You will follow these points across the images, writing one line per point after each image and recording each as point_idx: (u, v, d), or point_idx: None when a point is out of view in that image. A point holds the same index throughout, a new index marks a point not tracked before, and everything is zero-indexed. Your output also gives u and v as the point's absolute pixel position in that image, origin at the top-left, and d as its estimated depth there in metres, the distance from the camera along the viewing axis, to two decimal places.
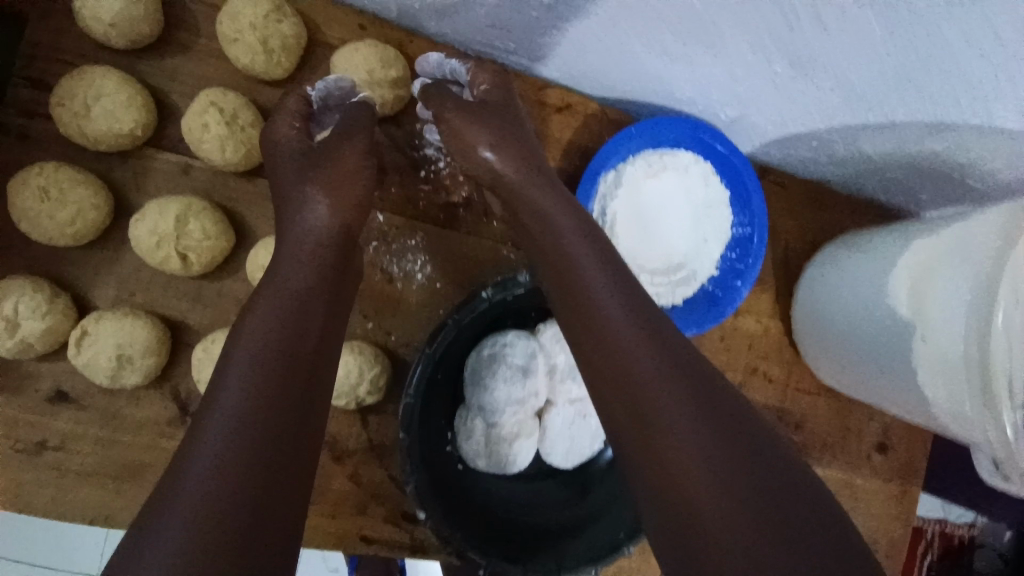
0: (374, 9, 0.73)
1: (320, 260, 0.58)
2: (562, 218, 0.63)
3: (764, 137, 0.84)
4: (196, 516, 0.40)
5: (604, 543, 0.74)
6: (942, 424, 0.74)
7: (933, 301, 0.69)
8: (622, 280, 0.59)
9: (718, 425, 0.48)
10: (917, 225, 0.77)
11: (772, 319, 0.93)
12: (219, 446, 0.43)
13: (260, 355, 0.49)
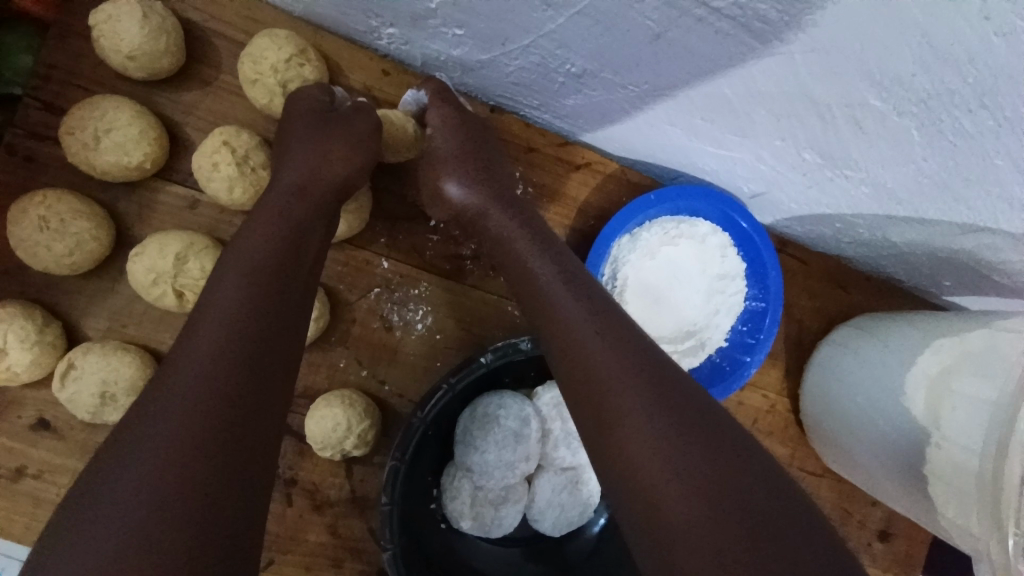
0: (399, 57, 0.72)
1: (298, 224, 0.55)
2: (533, 250, 0.63)
3: (788, 214, 0.82)
4: (147, 482, 0.37)
5: None
6: (947, 531, 0.71)
7: (949, 409, 0.66)
8: (589, 293, 0.58)
9: (701, 428, 0.46)
10: (936, 318, 0.74)
11: (780, 395, 0.90)
12: (174, 406, 0.40)
13: (223, 312, 0.46)
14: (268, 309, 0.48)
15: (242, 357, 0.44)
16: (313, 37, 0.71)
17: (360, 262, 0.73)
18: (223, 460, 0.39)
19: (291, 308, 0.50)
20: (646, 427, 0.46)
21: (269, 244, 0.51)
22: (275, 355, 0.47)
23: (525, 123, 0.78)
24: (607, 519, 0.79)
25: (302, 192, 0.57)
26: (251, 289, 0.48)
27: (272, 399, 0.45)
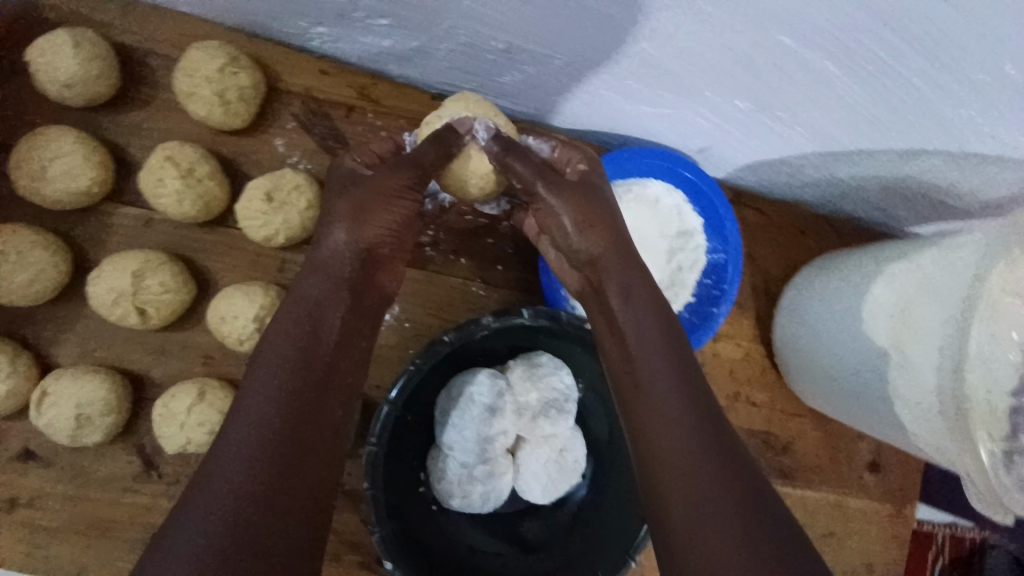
0: (335, 55, 0.73)
1: (333, 284, 0.60)
2: (612, 285, 0.62)
3: (737, 164, 0.83)
4: (222, 487, 0.46)
5: None
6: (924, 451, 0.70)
7: (907, 332, 0.66)
8: (654, 313, 0.60)
9: (717, 445, 0.51)
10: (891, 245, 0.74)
11: (753, 343, 0.91)
12: (235, 455, 0.48)
13: (274, 371, 0.53)
14: (307, 372, 0.54)
15: (285, 417, 0.51)
16: (247, 45, 0.71)
17: None
18: (281, 477, 0.48)
19: (329, 370, 0.56)
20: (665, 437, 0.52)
21: (321, 298, 0.59)
22: (320, 414, 0.53)
23: None
24: (594, 481, 0.81)
25: (351, 241, 0.62)
26: (294, 354, 0.55)
27: (318, 452, 0.52)
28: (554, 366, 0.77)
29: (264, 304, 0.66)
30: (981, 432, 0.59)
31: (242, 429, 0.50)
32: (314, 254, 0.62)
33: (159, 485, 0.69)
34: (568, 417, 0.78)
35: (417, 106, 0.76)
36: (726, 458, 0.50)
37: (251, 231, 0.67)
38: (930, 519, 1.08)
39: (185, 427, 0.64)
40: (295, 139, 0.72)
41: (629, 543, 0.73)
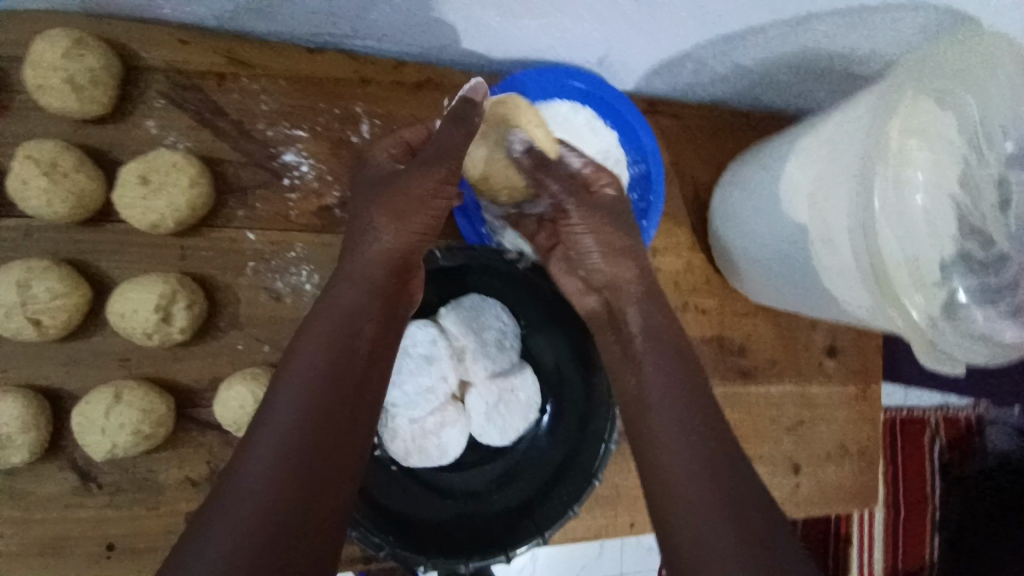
0: (194, 23, 0.69)
1: (367, 295, 0.61)
2: (631, 300, 0.66)
3: (642, 71, 0.80)
4: (252, 498, 0.47)
5: (555, 511, 0.70)
6: (857, 318, 0.68)
7: (825, 200, 0.63)
8: (662, 315, 0.66)
9: (720, 460, 0.56)
10: (812, 119, 0.70)
11: (692, 251, 0.90)
12: (263, 469, 0.49)
13: (303, 385, 0.54)
14: (338, 387, 0.55)
15: (315, 430, 0.52)
16: (96, 28, 0.67)
17: (225, 242, 0.71)
18: (308, 492, 0.49)
19: (355, 385, 0.57)
20: (676, 459, 0.56)
21: (348, 310, 0.59)
22: (347, 428, 0.55)
23: (352, 54, 0.74)
24: (554, 414, 0.79)
25: (377, 258, 0.62)
26: (324, 365, 0.55)
27: (338, 466, 0.53)
28: (489, 306, 0.76)
29: (163, 294, 0.64)
30: (915, 292, 0.55)
31: (268, 442, 0.50)
32: (347, 260, 0.62)
33: (102, 496, 0.69)
34: (509, 354, 0.77)
35: (292, 61, 0.72)
36: (728, 467, 0.55)
37: (135, 220, 0.65)
38: (923, 407, 1.27)
39: (107, 431, 0.64)
40: (167, 117, 0.70)
41: (591, 464, 0.71)
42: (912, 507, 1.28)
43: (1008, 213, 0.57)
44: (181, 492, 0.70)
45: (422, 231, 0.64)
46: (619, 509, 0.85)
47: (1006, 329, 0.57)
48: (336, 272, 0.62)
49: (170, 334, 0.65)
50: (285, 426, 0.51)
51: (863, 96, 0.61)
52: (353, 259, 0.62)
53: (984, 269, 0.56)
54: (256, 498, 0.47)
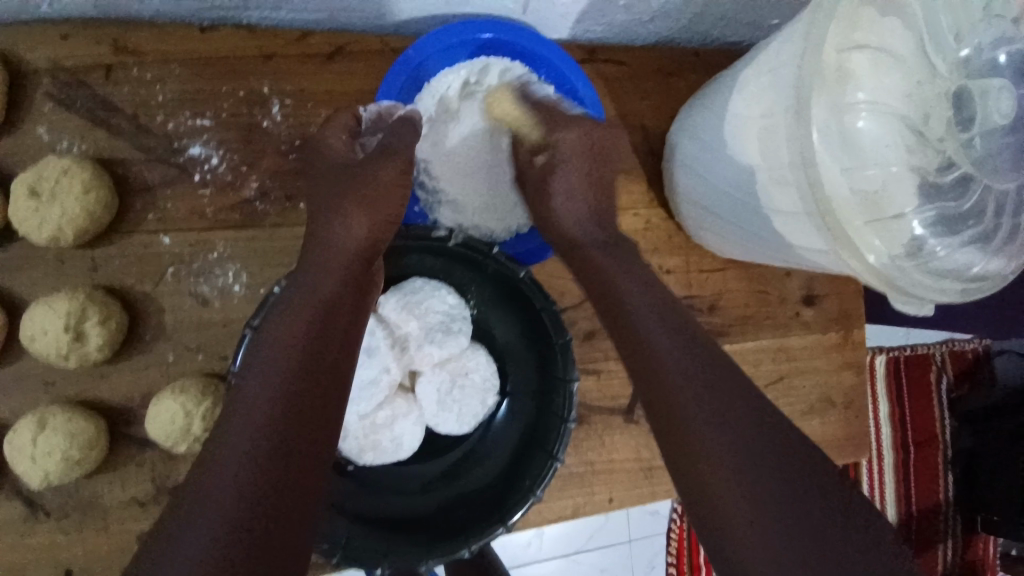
0: (72, 13, 0.64)
1: (338, 285, 0.57)
2: (633, 294, 0.60)
3: (573, 16, 0.73)
4: (228, 484, 0.43)
5: (516, 497, 0.66)
6: (810, 262, 0.64)
7: (765, 138, 0.58)
8: (657, 302, 0.60)
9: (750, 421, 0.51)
10: (755, 47, 0.64)
11: (651, 208, 0.83)
12: (235, 456, 0.45)
13: (275, 373, 0.50)
14: (313, 372, 0.51)
15: (288, 408, 0.48)
16: None
17: (139, 248, 0.67)
18: (284, 477, 0.45)
19: (333, 370, 0.53)
20: (729, 466, 0.48)
21: (319, 297, 0.56)
22: (325, 411, 0.51)
23: (250, 29, 0.68)
24: (514, 397, 0.75)
25: (343, 250, 0.60)
26: (297, 354, 0.52)
27: (314, 450, 0.48)
28: (431, 289, 0.71)
29: (70, 312, 0.61)
30: (869, 231, 0.50)
31: (242, 427, 0.46)
32: (316, 249, 0.59)
33: (51, 521, 0.66)
34: (458, 337, 0.71)
35: (184, 43, 0.66)
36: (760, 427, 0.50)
37: (33, 236, 0.62)
38: (926, 344, 1.23)
39: (36, 459, 0.62)
40: (57, 121, 0.65)
41: (551, 445, 0.66)
42: (922, 448, 1.23)
43: (971, 129, 0.50)
44: (127, 513, 0.66)
45: (395, 213, 0.63)
46: (594, 485, 0.81)
47: (975, 261, 0.53)
48: (302, 262, 0.59)
49: (86, 353, 0.62)
50: (256, 408, 0.48)
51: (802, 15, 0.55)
52: (325, 246, 0.60)
53: (946, 198, 0.51)
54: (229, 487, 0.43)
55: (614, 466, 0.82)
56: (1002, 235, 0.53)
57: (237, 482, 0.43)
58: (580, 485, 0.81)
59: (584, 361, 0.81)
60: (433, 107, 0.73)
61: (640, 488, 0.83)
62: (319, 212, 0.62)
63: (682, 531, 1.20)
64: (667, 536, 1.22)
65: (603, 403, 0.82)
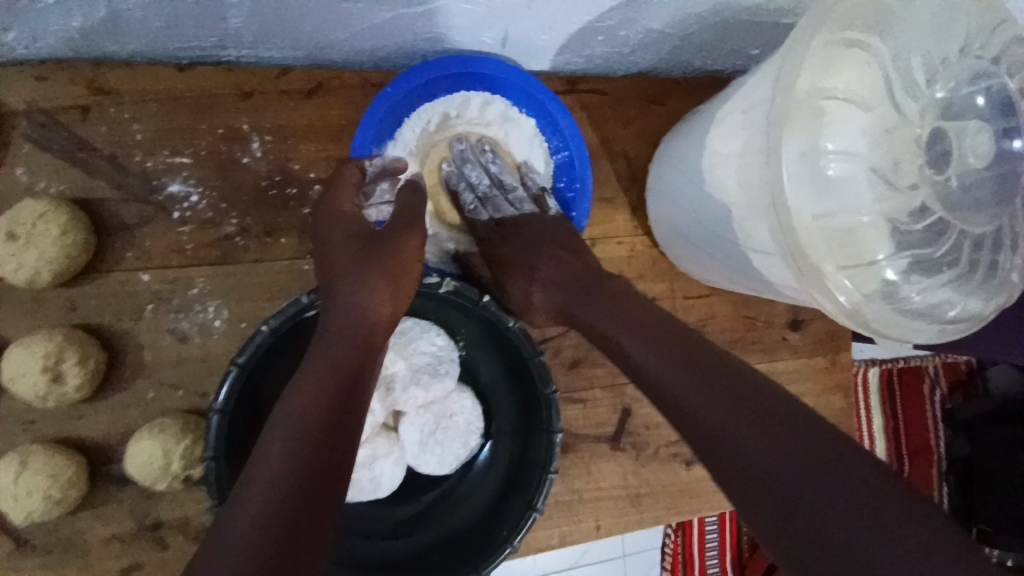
0: (50, 56, 0.65)
1: (355, 347, 0.57)
2: (623, 331, 0.60)
3: (552, 49, 0.73)
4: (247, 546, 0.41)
5: (489, 544, 0.66)
6: (786, 295, 0.64)
7: (740, 176, 0.57)
8: (657, 336, 0.59)
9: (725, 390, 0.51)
10: (733, 84, 0.64)
11: (635, 235, 0.81)
12: (254, 518, 0.43)
13: (292, 435, 0.49)
14: (332, 435, 0.50)
15: (308, 473, 0.47)
16: None
17: (118, 286, 0.67)
18: (301, 541, 0.43)
19: (352, 437, 0.52)
20: (714, 428, 0.49)
21: (333, 361, 0.55)
22: (339, 476, 0.49)
23: (227, 66, 0.68)
24: (497, 439, 0.75)
25: (349, 310, 0.59)
26: (314, 416, 0.50)
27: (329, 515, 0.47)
28: (420, 330, 0.72)
29: (47, 353, 0.61)
30: (843, 274, 0.50)
31: (260, 487, 0.45)
32: (333, 312, 0.59)
33: (34, 560, 0.66)
34: (444, 380, 0.72)
35: (162, 82, 0.67)
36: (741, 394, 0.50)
37: (9, 277, 0.62)
38: (919, 356, 1.22)
39: (17, 499, 0.61)
40: (34, 161, 0.66)
41: (531, 495, 0.66)
42: (917, 460, 1.22)
43: (945, 169, 0.50)
44: (109, 551, 0.66)
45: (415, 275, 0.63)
46: (581, 514, 0.81)
47: (951, 304, 0.52)
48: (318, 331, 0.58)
49: (64, 393, 0.62)
50: (275, 475, 0.46)
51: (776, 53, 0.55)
52: (343, 309, 0.59)
53: (921, 240, 0.51)
54: (246, 549, 0.41)
55: (601, 493, 0.82)
56: (982, 273, 0.52)
57: (254, 545, 0.42)
58: (567, 513, 0.81)
59: (569, 390, 0.81)
60: (414, 141, 0.73)
61: (627, 516, 0.82)
62: (337, 271, 0.61)
63: (675, 545, 1.17)
64: (662, 551, 1.18)
65: (589, 432, 0.82)
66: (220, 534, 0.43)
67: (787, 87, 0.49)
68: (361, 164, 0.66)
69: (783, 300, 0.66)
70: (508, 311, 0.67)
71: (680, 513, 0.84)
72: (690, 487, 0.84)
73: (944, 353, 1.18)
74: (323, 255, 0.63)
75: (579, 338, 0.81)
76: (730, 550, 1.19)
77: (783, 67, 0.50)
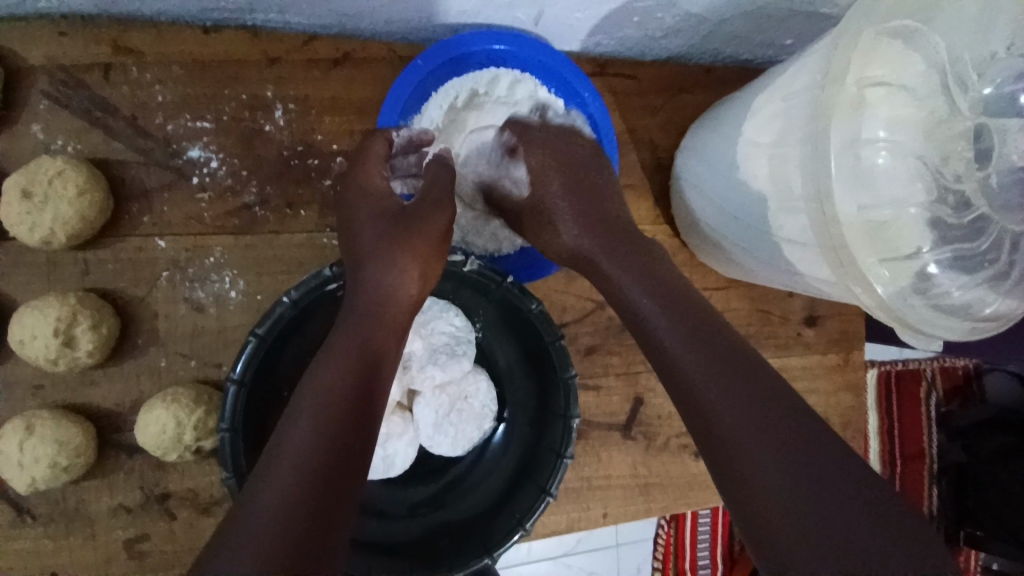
0: (71, 10, 0.62)
1: (379, 324, 0.57)
2: (648, 300, 0.58)
3: (585, 30, 0.71)
4: (274, 522, 0.41)
5: (500, 527, 0.65)
6: (813, 288, 0.64)
7: (775, 167, 0.57)
8: (687, 314, 0.55)
9: (740, 377, 0.49)
10: (772, 72, 0.63)
11: (657, 224, 0.80)
12: (281, 494, 0.43)
13: (318, 412, 0.48)
14: (357, 412, 0.50)
15: (333, 449, 0.47)
16: None
17: (134, 252, 0.66)
18: (326, 517, 0.43)
19: (376, 415, 0.52)
20: (728, 412, 0.48)
21: (357, 340, 0.54)
22: (363, 453, 0.49)
23: (253, 32, 0.66)
24: (511, 422, 0.74)
25: (374, 292, 0.58)
26: (341, 392, 0.50)
27: (354, 491, 0.46)
28: (439, 310, 0.71)
29: (61, 316, 0.60)
30: (882, 267, 0.49)
31: (286, 462, 0.45)
32: (357, 290, 0.58)
33: (37, 528, 0.64)
34: (462, 361, 0.71)
35: (185, 44, 0.65)
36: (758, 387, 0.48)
37: (23, 237, 0.61)
38: (917, 359, 1.23)
39: (24, 464, 0.60)
40: (51, 119, 0.64)
41: (544, 479, 0.65)
42: (910, 461, 1.22)
43: (988, 166, 0.49)
44: (116, 521, 0.65)
45: (437, 247, 0.62)
46: (590, 501, 0.81)
47: (986, 302, 0.52)
48: (344, 307, 0.58)
49: (77, 358, 0.61)
50: (301, 452, 0.46)
51: (823, 41, 0.54)
52: (369, 286, 0.58)
53: (960, 237, 0.50)
54: (272, 524, 0.41)
55: (610, 482, 0.81)
56: (1016, 273, 0.52)
57: (281, 520, 0.42)
58: (576, 500, 0.80)
59: (584, 377, 0.80)
60: (440, 118, 0.71)
61: (634, 505, 0.82)
62: (362, 249, 0.60)
63: (670, 537, 1.17)
64: (655, 542, 1.18)
65: (602, 420, 0.81)
66: (247, 508, 0.43)
67: (834, 77, 0.48)
68: (390, 137, 0.64)
69: (809, 293, 0.66)
70: (532, 295, 0.66)
71: (687, 504, 0.84)
72: (698, 479, 0.84)
73: (945, 357, 1.19)
74: (350, 229, 0.62)
75: (596, 324, 0.80)
76: (723, 543, 1.20)
77: (831, 54, 0.49)
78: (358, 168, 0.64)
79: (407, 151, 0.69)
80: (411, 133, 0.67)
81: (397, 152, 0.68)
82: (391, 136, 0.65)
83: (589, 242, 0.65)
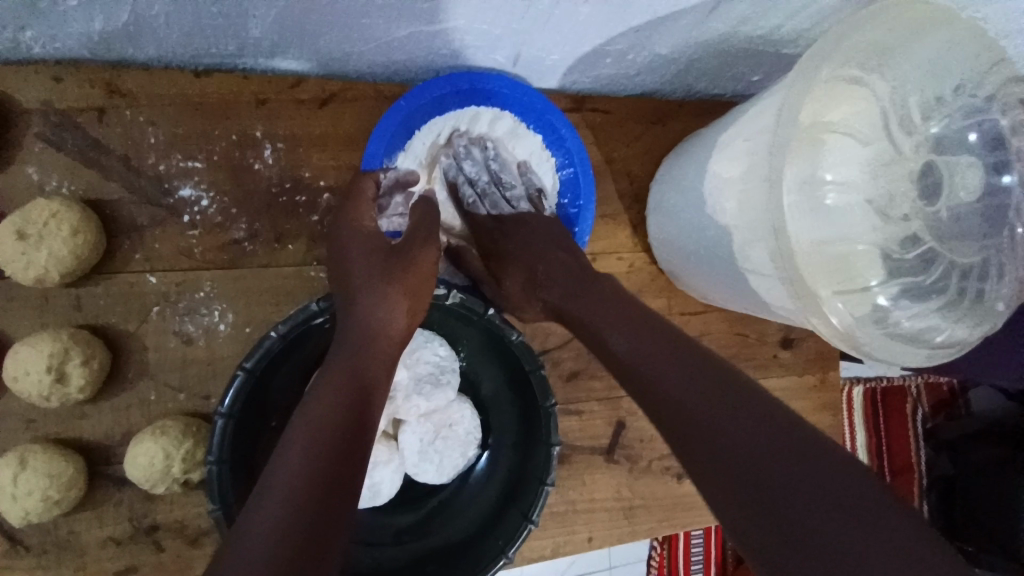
0: (67, 56, 0.65)
1: (368, 353, 0.59)
2: (622, 330, 0.63)
3: (563, 69, 0.75)
4: (266, 546, 0.43)
5: (486, 553, 0.67)
6: (780, 316, 0.66)
7: (739, 202, 0.60)
8: (661, 342, 0.60)
9: (715, 391, 0.52)
10: (738, 110, 0.66)
11: (635, 251, 0.83)
12: (273, 518, 0.45)
13: (310, 440, 0.50)
14: (347, 441, 0.52)
15: (324, 476, 0.49)
16: None
17: (125, 287, 0.68)
18: (317, 540, 0.45)
19: (365, 443, 0.54)
20: (705, 425, 0.50)
21: (346, 371, 0.57)
22: (353, 479, 0.51)
23: (244, 74, 0.69)
24: (496, 448, 0.76)
25: (359, 325, 0.60)
26: (331, 420, 0.52)
27: (344, 515, 0.48)
28: (424, 340, 0.73)
29: (54, 353, 0.62)
30: (839, 298, 0.52)
31: (278, 488, 0.47)
32: (345, 322, 0.61)
33: (27, 560, 0.65)
34: (447, 390, 0.73)
35: (177, 87, 0.68)
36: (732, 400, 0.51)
37: (18, 275, 0.63)
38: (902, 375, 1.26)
39: (15, 497, 0.61)
40: (47, 161, 0.67)
41: (527, 506, 0.67)
42: (896, 476, 1.24)
43: (937, 202, 0.53)
44: (105, 552, 0.66)
45: (421, 277, 0.64)
46: (575, 524, 0.82)
47: (941, 330, 0.55)
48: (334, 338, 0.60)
49: (68, 393, 0.63)
50: (293, 479, 0.48)
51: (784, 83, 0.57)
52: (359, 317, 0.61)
53: (912, 268, 0.53)
54: (265, 548, 0.43)
55: (594, 504, 0.83)
56: (968, 301, 0.54)
57: (274, 543, 0.43)
58: (561, 522, 0.82)
59: (567, 401, 0.82)
60: (424, 154, 0.75)
61: (619, 527, 0.83)
62: (347, 281, 0.63)
63: (662, 558, 1.18)
64: (647, 563, 1.19)
65: (585, 443, 0.83)
66: (241, 532, 0.45)
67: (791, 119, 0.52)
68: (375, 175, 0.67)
69: (776, 320, 0.69)
70: (513, 326, 0.68)
71: (670, 525, 0.85)
72: (681, 500, 0.86)
73: (927, 373, 1.21)
74: (337, 263, 0.65)
75: (579, 349, 0.82)
76: (714, 562, 1.21)
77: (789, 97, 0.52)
78: (345, 205, 0.66)
79: (393, 190, 0.72)
80: (396, 172, 0.72)
81: (383, 190, 0.71)
82: (377, 175, 0.67)
83: (558, 288, 0.69)
